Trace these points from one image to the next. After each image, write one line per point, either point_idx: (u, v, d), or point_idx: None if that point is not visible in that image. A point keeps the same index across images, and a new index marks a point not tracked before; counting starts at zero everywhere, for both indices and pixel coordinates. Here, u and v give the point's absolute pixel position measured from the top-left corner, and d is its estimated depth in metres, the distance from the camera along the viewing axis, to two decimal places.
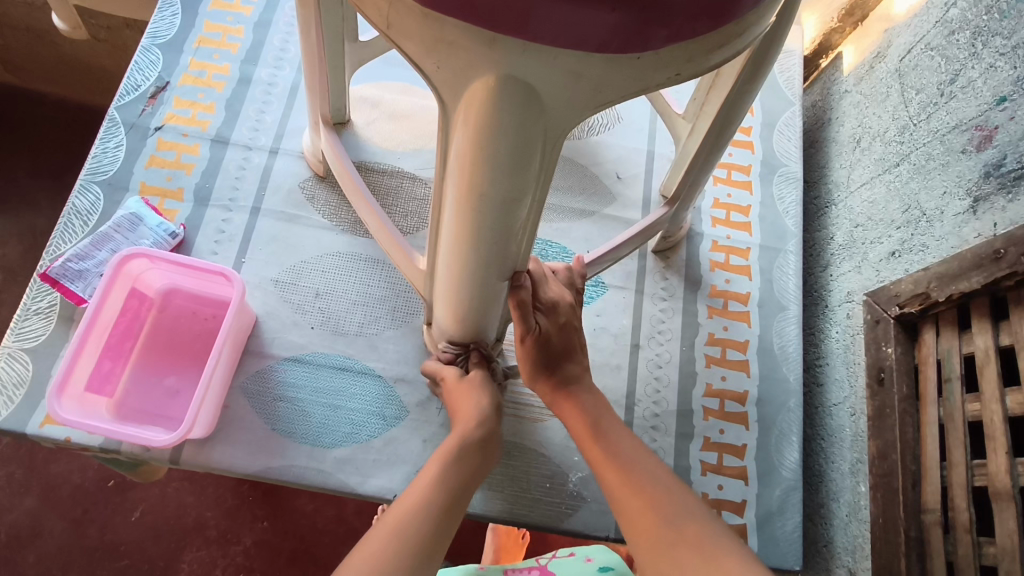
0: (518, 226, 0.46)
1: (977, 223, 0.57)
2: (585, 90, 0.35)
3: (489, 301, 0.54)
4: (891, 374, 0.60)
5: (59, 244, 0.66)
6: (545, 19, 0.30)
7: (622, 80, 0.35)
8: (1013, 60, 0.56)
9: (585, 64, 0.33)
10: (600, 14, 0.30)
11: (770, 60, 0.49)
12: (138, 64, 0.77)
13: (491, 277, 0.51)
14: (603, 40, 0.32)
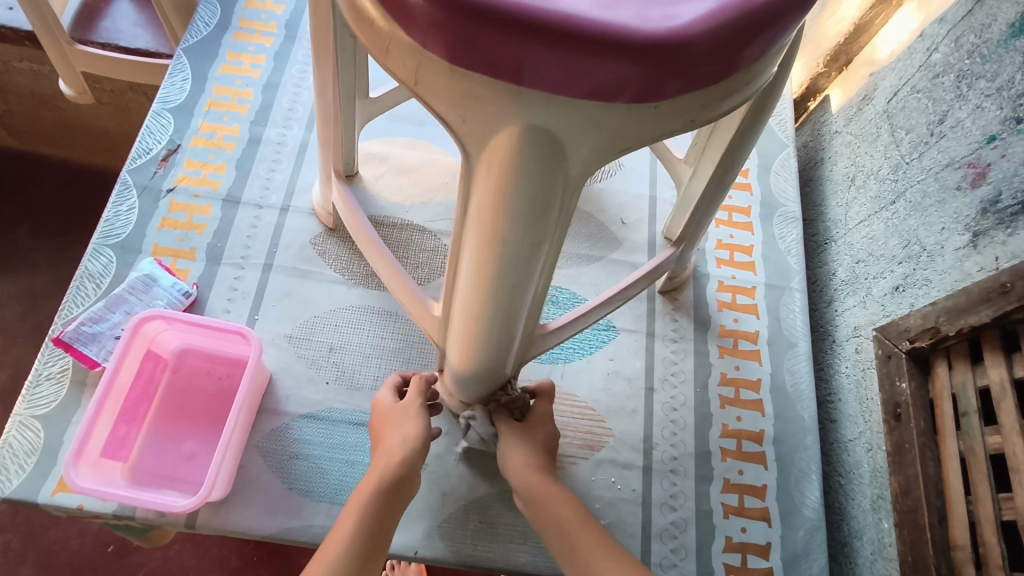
0: (534, 274, 0.47)
1: (978, 258, 0.58)
2: (602, 145, 0.37)
3: (504, 348, 0.55)
4: (907, 409, 0.60)
5: (71, 307, 0.66)
6: (566, 72, 0.32)
7: (639, 129, 0.36)
8: (999, 101, 0.59)
9: (606, 115, 0.35)
10: (620, 66, 0.32)
11: (767, 111, 0.51)
12: (149, 128, 0.78)
13: (507, 324, 0.51)
14: (620, 88, 0.33)
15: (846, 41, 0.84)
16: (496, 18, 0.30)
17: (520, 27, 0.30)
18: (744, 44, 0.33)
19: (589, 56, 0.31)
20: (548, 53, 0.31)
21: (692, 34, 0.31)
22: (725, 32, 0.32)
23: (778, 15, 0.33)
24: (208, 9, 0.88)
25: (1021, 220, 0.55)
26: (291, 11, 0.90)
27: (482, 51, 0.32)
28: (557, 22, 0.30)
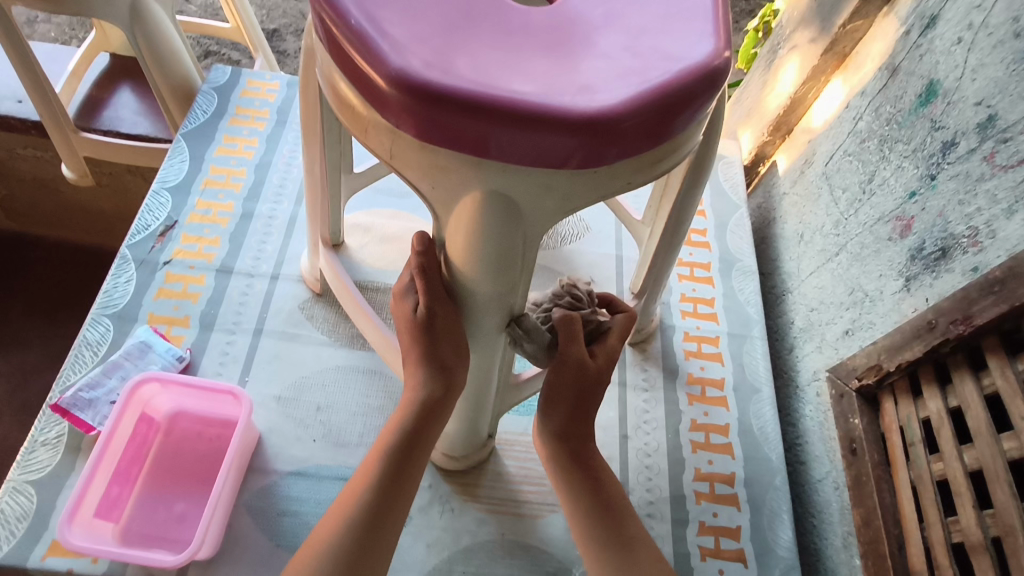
0: (504, 318, 0.52)
1: (912, 299, 0.64)
2: (554, 203, 0.43)
3: (484, 386, 0.60)
4: (861, 444, 0.64)
5: (68, 375, 0.69)
6: (516, 143, 0.38)
7: (585, 190, 0.42)
8: (916, 161, 0.67)
9: (553, 179, 0.41)
10: (561, 138, 0.38)
11: (703, 176, 0.59)
12: (149, 206, 0.84)
13: (485, 360, 0.57)
14: (564, 157, 0.39)
15: (785, 113, 0.92)
16: (457, 103, 0.37)
17: (477, 109, 0.37)
18: (666, 117, 0.40)
19: (534, 131, 0.37)
20: (501, 129, 0.37)
21: (620, 111, 0.38)
22: (649, 108, 0.39)
23: (692, 93, 0.40)
24: (206, 99, 0.96)
25: (942, 264, 0.61)
26: (282, 98, 0.99)
27: (446, 128, 0.38)
28: (506, 104, 0.37)
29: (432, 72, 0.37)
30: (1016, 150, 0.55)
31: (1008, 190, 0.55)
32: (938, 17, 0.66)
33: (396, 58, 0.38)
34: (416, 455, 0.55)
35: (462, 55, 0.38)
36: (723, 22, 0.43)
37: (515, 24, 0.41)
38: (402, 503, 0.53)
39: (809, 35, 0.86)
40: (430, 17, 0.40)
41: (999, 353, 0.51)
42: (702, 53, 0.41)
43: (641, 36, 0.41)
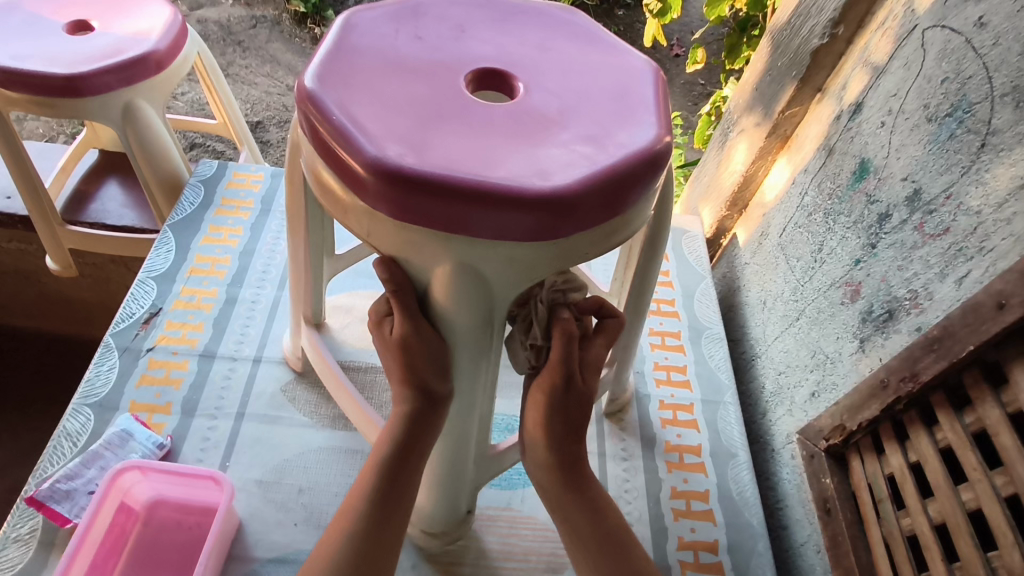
0: (480, 384, 0.55)
1: (868, 359, 0.68)
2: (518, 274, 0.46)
3: (460, 454, 0.61)
4: (835, 503, 0.66)
5: (45, 467, 0.69)
6: (481, 221, 0.42)
7: (548, 262, 0.46)
8: (858, 232, 0.72)
9: (515, 252, 0.45)
10: (520, 215, 0.42)
11: (660, 247, 0.63)
12: (134, 295, 0.86)
13: (462, 423, 0.58)
14: (524, 232, 0.43)
15: (740, 189, 0.98)
16: (429, 185, 0.41)
17: (447, 190, 0.41)
18: (616, 196, 0.44)
19: (497, 210, 0.41)
20: (468, 207, 0.41)
21: (574, 190, 0.42)
22: (600, 188, 0.43)
23: (637, 172, 0.45)
24: (193, 191, 1.00)
25: (891, 325, 0.65)
26: (266, 189, 1.04)
27: (418, 209, 0.42)
28: (471, 186, 0.41)
29: (406, 160, 0.42)
30: (941, 220, 0.60)
31: (938, 255, 0.60)
32: (863, 104, 0.74)
33: (375, 148, 0.42)
34: (410, 467, 0.55)
35: (435, 144, 0.43)
36: (664, 114, 0.50)
37: (483, 117, 0.46)
38: (398, 524, 0.54)
39: (755, 119, 0.94)
40: (406, 115, 0.45)
41: (947, 408, 0.54)
42: (644, 140, 0.46)
43: (595, 129, 0.47)
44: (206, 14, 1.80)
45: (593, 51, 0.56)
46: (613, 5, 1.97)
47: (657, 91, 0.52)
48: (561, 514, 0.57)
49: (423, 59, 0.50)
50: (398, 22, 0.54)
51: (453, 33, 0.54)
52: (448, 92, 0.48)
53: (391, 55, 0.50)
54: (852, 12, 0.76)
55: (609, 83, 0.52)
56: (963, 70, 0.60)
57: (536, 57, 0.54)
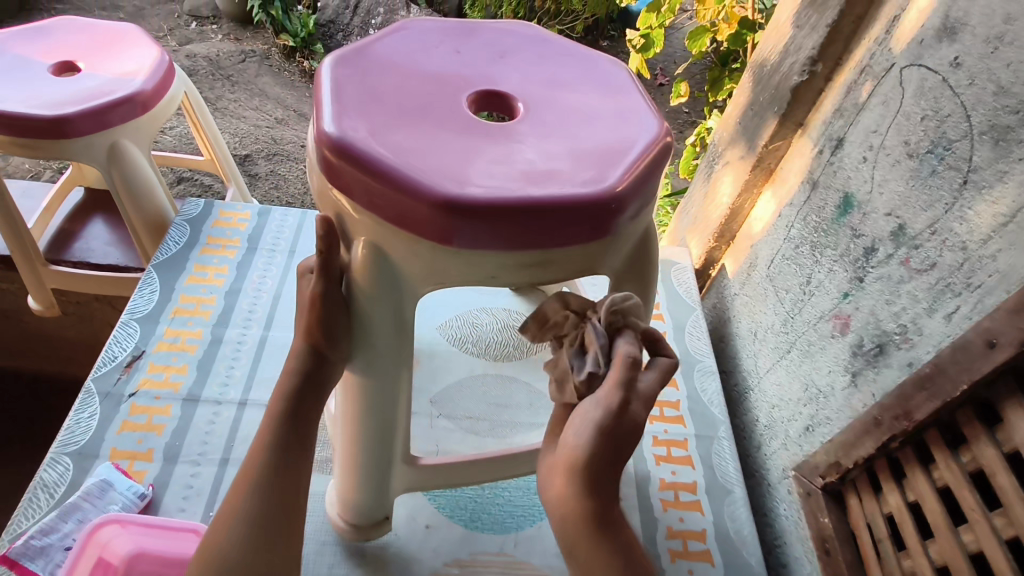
0: (398, 386, 0.56)
1: (860, 395, 0.67)
2: (419, 269, 0.48)
3: (384, 453, 0.61)
4: (834, 543, 0.65)
5: (19, 521, 0.66)
6: (377, 196, 0.45)
7: (449, 270, 0.48)
8: (845, 266, 0.73)
9: (416, 245, 0.46)
10: (416, 204, 0.44)
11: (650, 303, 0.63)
12: (117, 337, 0.85)
13: (386, 417, 0.58)
14: (422, 225, 0.45)
15: (727, 221, 0.99)
16: (355, 155, 0.45)
17: (367, 165, 0.44)
18: (524, 224, 0.45)
19: (397, 191, 0.44)
20: (377, 183, 0.44)
21: (480, 202, 0.44)
22: (510, 211, 0.45)
23: (564, 211, 0.46)
24: (179, 230, 0.99)
25: (882, 360, 0.65)
26: (253, 227, 1.03)
27: (340, 176, 0.46)
28: (386, 167, 0.44)
29: (353, 130, 0.46)
30: (927, 255, 0.61)
31: (926, 290, 0.60)
32: (844, 139, 0.75)
33: (334, 110, 0.47)
34: (306, 428, 0.53)
35: (388, 127, 0.47)
36: (636, 171, 0.49)
37: (455, 125, 0.50)
38: (303, 478, 0.52)
39: (739, 152, 0.95)
40: (389, 99, 0.50)
41: (942, 446, 0.53)
42: (595, 196, 0.47)
43: (566, 171, 0.48)
44: (195, 50, 1.82)
45: (603, 93, 0.58)
46: (597, 37, 2.01)
47: (644, 147, 0.52)
48: (594, 564, 0.49)
49: (441, 70, 0.56)
50: (446, 37, 0.60)
51: (489, 57, 0.59)
52: (439, 103, 0.52)
53: (419, 56, 0.56)
54: (830, 49, 0.78)
55: (604, 134, 0.53)
56: (941, 108, 0.61)
57: (543, 82, 0.58)
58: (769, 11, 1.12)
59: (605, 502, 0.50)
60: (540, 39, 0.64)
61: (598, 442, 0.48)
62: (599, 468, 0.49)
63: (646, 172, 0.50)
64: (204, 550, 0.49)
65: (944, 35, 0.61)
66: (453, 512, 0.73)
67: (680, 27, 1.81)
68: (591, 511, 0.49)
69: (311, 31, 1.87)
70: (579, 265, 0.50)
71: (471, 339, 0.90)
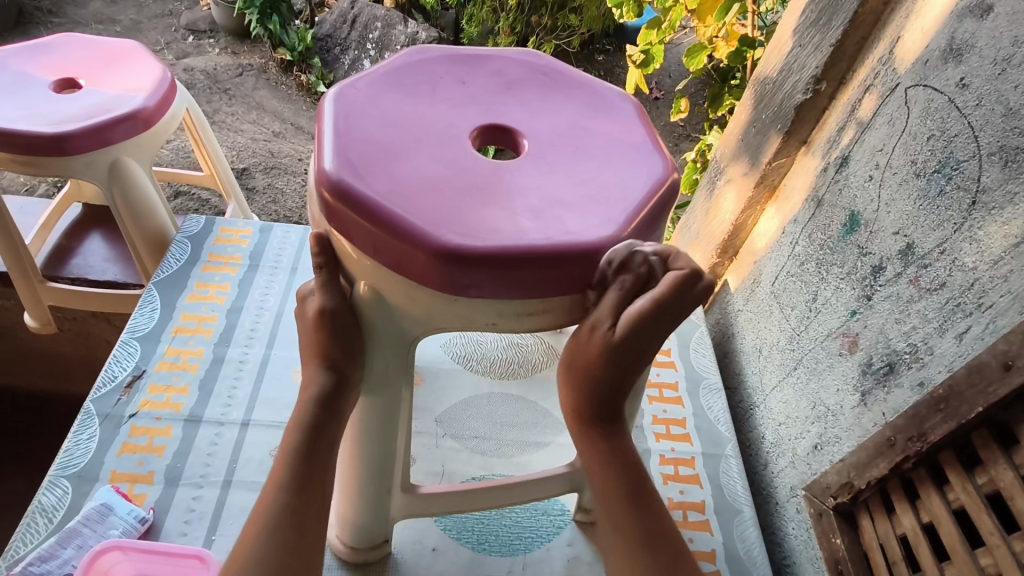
0: (397, 418, 0.55)
1: (871, 414, 0.67)
2: (421, 315, 0.47)
3: (382, 483, 0.60)
4: (847, 564, 0.65)
5: (17, 547, 0.65)
6: (375, 242, 0.44)
7: (447, 313, 0.47)
8: (852, 283, 0.72)
9: (415, 289, 0.46)
10: (414, 252, 0.43)
11: None
12: (117, 358, 0.84)
13: (385, 448, 0.57)
14: (422, 275, 0.44)
15: (729, 237, 0.98)
16: (355, 204, 0.44)
17: (368, 213, 0.44)
18: (524, 273, 0.44)
19: (392, 238, 0.43)
20: (379, 231, 0.44)
21: (480, 252, 0.43)
22: (510, 261, 0.43)
23: (565, 259, 0.44)
24: (180, 247, 0.98)
25: (892, 379, 0.65)
26: (255, 244, 1.02)
27: (339, 220, 0.46)
28: (383, 214, 0.43)
29: (353, 176, 0.45)
30: (936, 275, 0.61)
31: (936, 310, 0.60)
32: (849, 158, 0.75)
33: (334, 155, 0.46)
34: (323, 455, 0.51)
35: (388, 172, 0.46)
36: (639, 217, 0.47)
37: (457, 164, 0.48)
38: (319, 514, 0.50)
39: (741, 169, 0.94)
40: (389, 139, 0.49)
41: (958, 469, 0.53)
42: (596, 236, 0.45)
43: (571, 217, 0.46)
44: (192, 64, 1.82)
45: (612, 124, 0.55)
46: (592, 51, 2.03)
47: (648, 190, 0.49)
48: (597, 465, 0.53)
49: (446, 100, 0.54)
50: (452, 66, 0.58)
51: (496, 88, 0.57)
52: (441, 142, 0.50)
53: (422, 91, 0.54)
54: (834, 69, 0.78)
55: (611, 173, 0.50)
56: (947, 129, 0.61)
57: (550, 113, 0.55)
58: (768, 29, 1.14)
59: (610, 402, 0.52)
60: (547, 64, 0.62)
61: (600, 355, 0.48)
62: (608, 377, 0.50)
63: (650, 218, 0.48)
64: None
65: (950, 57, 0.61)
66: (460, 534, 0.72)
67: (676, 42, 1.82)
68: (601, 410, 0.52)
69: (309, 45, 1.87)
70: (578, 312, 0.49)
71: (475, 357, 0.90)
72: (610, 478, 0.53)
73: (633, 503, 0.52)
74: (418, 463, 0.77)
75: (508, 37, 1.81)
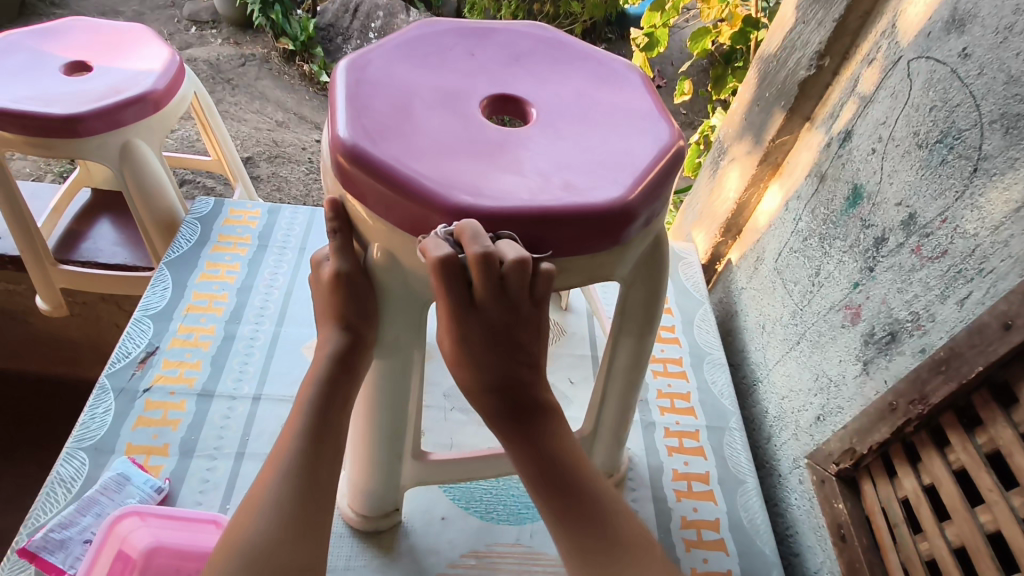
0: (409, 384, 0.57)
1: (872, 382, 0.68)
2: (434, 277, 0.49)
3: (393, 448, 0.61)
4: (849, 529, 0.66)
5: (37, 516, 0.67)
6: (388, 205, 0.46)
7: None
8: (855, 256, 0.73)
9: None
10: (426, 214, 0.44)
11: (661, 292, 0.57)
12: (130, 334, 0.85)
13: (397, 413, 0.58)
14: (434, 236, 0.45)
15: (733, 216, 0.99)
16: (369, 167, 0.45)
17: (382, 176, 0.45)
18: (534, 233, 0.45)
19: (405, 200, 0.45)
20: (393, 194, 0.45)
21: (492, 212, 0.44)
22: (521, 222, 0.44)
23: (574, 220, 0.45)
24: (190, 228, 0.99)
25: (894, 347, 0.66)
26: (263, 225, 1.03)
27: (354, 185, 0.47)
28: (397, 177, 0.44)
29: (368, 141, 0.46)
30: (938, 243, 0.61)
31: (937, 277, 0.61)
32: (852, 132, 0.76)
33: (347, 121, 0.47)
34: (338, 410, 0.53)
35: (400, 139, 0.47)
36: (646, 180, 0.48)
37: (467, 130, 0.49)
38: (333, 470, 0.52)
39: (745, 147, 0.95)
40: (401, 107, 0.50)
41: (959, 430, 0.54)
42: (604, 198, 0.46)
43: (580, 181, 0.47)
44: (195, 53, 1.83)
45: (618, 93, 0.56)
46: (595, 39, 2.02)
47: (655, 155, 0.50)
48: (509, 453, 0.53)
49: (455, 70, 0.55)
50: (460, 38, 0.59)
51: (505, 59, 0.58)
52: (450, 110, 0.51)
53: (432, 62, 0.55)
54: (837, 44, 0.79)
55: (617, 140, 0.51)
56: (949, 99, 0.62)
57: (558, 83, 0.56)
58: (772, 10, 1.15)
59: (505, 399, 0.51)
60: (554, 37, 0.62)
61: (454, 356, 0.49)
62: (486, 380, 0.50)
63: (657, 182, 0.49)
64: (241, 524, 0.48)
65: (952, 27, 0.62)
66: (469, 504, 0.73)
67: (679, 29, 1.82)
68: (496, 410, 0.52)
69: (312, 34, 1.87)
70: (586, 275, 0.50)
71: None
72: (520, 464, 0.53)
73: (545, 489, 0.52)
74: (427, 435, 0.78)
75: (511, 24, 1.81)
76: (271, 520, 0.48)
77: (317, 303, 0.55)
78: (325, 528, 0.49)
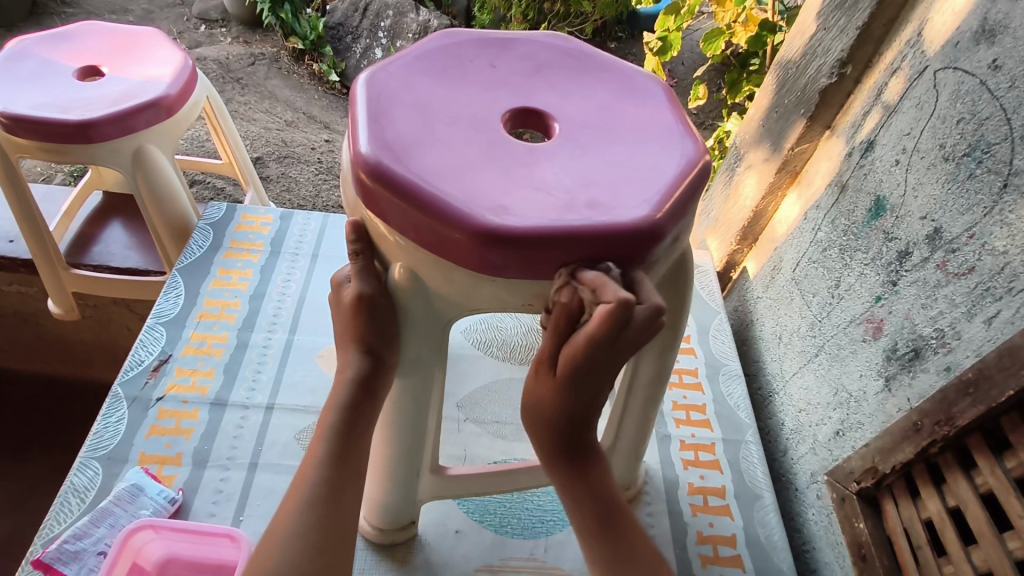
0: (429, 401, 0.56)
1: (895, 399, 0.67)
2: (457, 297, 0.48)
3: (411, 463, 0.61)
4: (870, 548, 0.65)
5: (52, 526, 0.67)
6: (410, 223, 0.45)
7: (485, 294, 0.47)
8: (877, 269, 0.72)
9: (452, 272, 0.46)
10: (450, 233, 0.43)
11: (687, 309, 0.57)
12: (143, 342, 0.85)
13: (416, 429, 0.58)
14: (459, 256, 0.44)
15: (749, 224, 0.97)
16: (392, 186, 0.44)
17: (404, 195, 0.44)
18: (561, 254, 0.44)
19: (429, 219, 0.44)
20: (415, 213, 0.44)
21: (519, 231, 0.43)
22: (547, 243, 0.43)
23: (601, 239, 0.44)
24: (202, 234, 0.99)
25: (918, 364, 0.64)
26: (276, 231, 1.03)
27: (376, 204, 0.46)
28: (419, 195, 0.44)
29: (389, 158, 0.45)
30: (965, 259, 0.60)
31: (964, 295, 0.60)
32: (875, 142, 0.75)
33: (369, 137, 0.46)
34: (359, 434, 0.53)
35: (422, 155, 0.46)
36: (673, 198, 0.47)
37: (490, 146, 0.49)
38: (353, 497, 0.51)
39: (763, 154, 0.93)
40: (422, 122, 0.49)
41: (986, 453, 0.53)
42: (631, 217, 0.45)
43: (605, 198, 0.46)
44: (206, 53, 1.82)
45: (640, 106, 0.55)
46: (605, 38, 2.00)
47: (680, 171, 0.49)
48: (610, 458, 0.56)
49: (477, 84, 0.54)
50: (481, 49, 0.58)
51: (525, 71, 0.57)
52: (472, 125, 0.50)
53: (453, 74, 0.54)
54: (859, 53, 0.77)
55: (642, 155, 0.50)
56: (979, 111, 0.60)
57: (580, 96, 0.56)
58: (790, 13, 1.13)
59: None
60: (575, 48, 0.61)
61: None
62: None
63: (684, 199, 0.48)
64: (262, 550, 0.48)
65: (982, 38, 0.60)
66: (483, 517, 0.73)
67: (692, 29, 1.80)
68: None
69: (322, 33, 1.86)
70: None
71: (496, 343, 0.90)
72: (619, 468, 0.55)
73: (643, 495, 0.55)
74: (441, 446, 0.78)
75: (521, 24, 1.80)
76: (294, 549, 0.47)
77: (337, 323, 0.55)
78: (345, 553, 0.49)
